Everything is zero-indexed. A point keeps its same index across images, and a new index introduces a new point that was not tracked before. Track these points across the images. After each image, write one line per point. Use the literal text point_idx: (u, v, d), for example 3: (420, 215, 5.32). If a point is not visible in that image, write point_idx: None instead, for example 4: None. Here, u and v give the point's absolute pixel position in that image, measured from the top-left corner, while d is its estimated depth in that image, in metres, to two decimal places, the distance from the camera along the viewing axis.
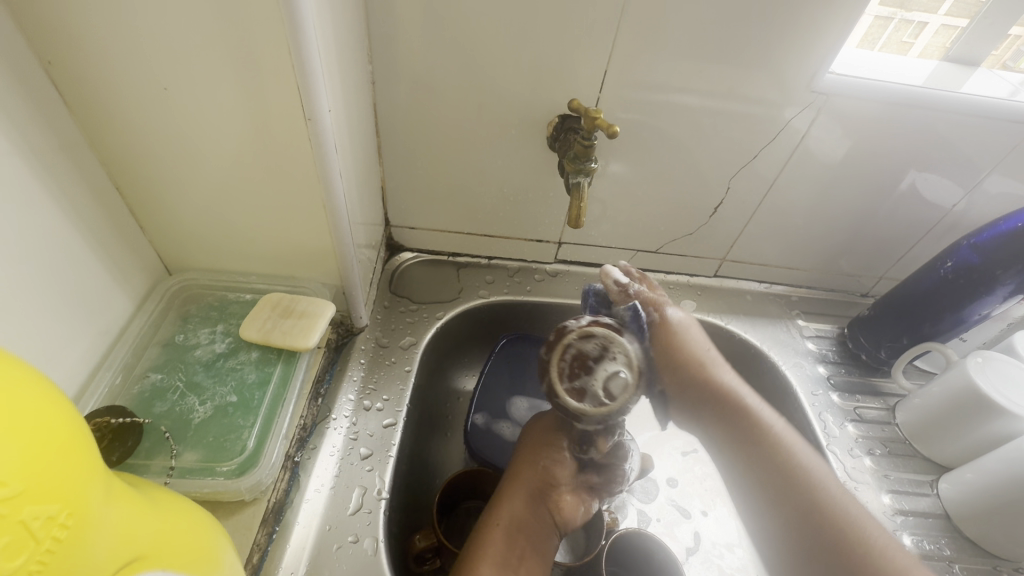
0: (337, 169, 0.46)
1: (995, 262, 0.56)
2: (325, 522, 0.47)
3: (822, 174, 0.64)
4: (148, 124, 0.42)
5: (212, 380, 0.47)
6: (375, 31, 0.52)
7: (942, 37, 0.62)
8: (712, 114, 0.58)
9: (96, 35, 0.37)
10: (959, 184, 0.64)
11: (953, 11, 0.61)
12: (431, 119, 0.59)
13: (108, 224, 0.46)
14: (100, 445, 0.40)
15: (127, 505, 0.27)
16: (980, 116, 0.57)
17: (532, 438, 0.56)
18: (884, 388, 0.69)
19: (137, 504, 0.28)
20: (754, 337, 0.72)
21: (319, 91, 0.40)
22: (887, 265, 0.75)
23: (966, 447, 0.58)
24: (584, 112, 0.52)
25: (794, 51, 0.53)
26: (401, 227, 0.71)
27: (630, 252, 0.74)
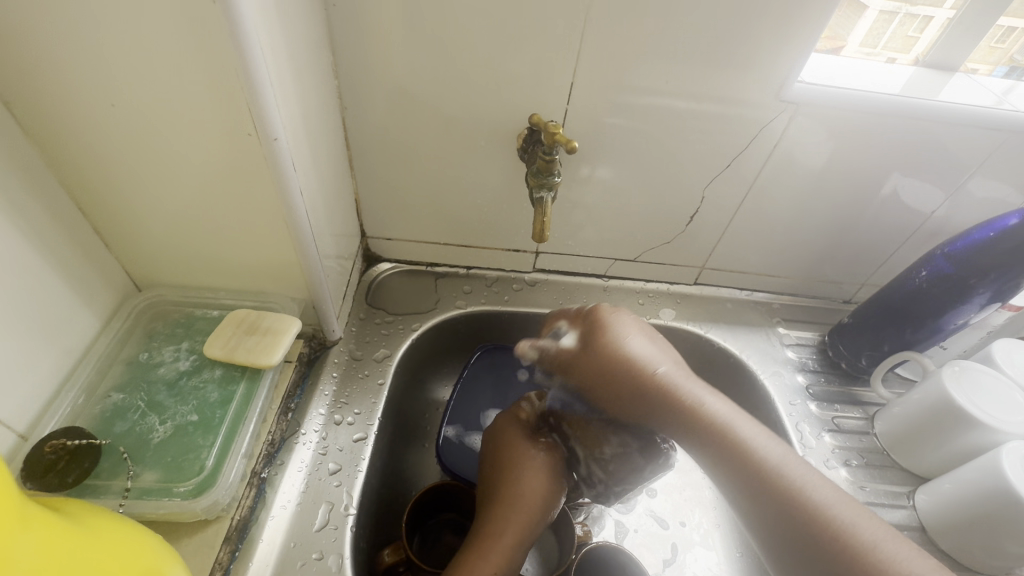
0: (297, 184, 0.46)
1: (970, 270, 0.56)
2: (289, 539, 0.47)
3: (798, 181, 0.63)
4: (106, 145, 0.43)
5: (174, 399, 0.48)
6: (341, 45, 0.53)
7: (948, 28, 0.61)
8: (682, 123, 0.58)
9: (47, 58, 0.37)
10: (939, 189, 0.63)
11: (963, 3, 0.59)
12: (401, 131, 0.59)
13: (73, 244, 0.46)
14: (55, 467, 0.40)
15: (40, 532, 0.29)
16: (957, 122, 0.56)
17: (516, 445, 0.55)
18: (863, 396, 0.68)
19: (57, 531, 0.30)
20: (733, 345, 0.71)
21: (270, 107, 0.40)
22: (869, 271, 0.74)
23: (944, 458, 0.57)
24: (545, 126, 0.53)
25: (762, 57, 0.53)
26: (377, 238, 0.71)
27: (608, 261, 0.74)
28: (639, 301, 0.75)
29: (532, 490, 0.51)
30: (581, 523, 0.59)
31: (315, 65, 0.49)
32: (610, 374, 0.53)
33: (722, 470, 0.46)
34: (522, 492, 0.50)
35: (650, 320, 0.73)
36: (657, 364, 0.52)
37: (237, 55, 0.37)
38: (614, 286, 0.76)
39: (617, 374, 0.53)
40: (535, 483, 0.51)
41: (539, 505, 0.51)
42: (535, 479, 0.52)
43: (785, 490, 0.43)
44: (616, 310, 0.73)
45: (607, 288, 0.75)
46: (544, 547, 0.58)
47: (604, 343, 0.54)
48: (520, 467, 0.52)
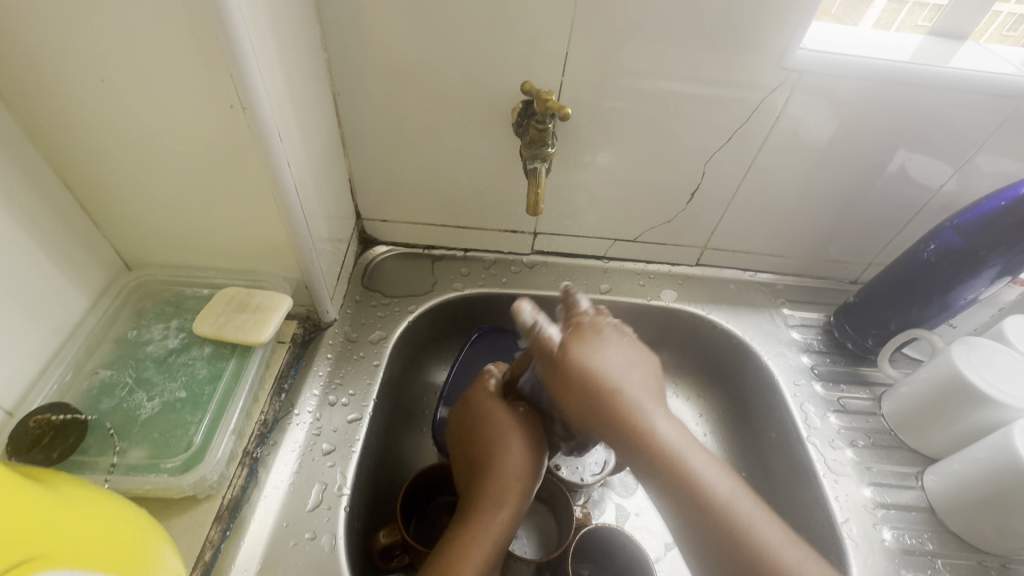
0: (284, 159, 0.45)
1: (980, 243, 0.54)
2: (282, 519, 0.46)
3: (802, 157, 0.61)
4: (88, 118, 0.42)
5: (162, 376, 0.48)
6: (328, 17, 0.51)
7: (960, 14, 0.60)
8: (681, 96, 0.56)
9: (21, 26, 0.36)
10: (948, 163, 0.61)
11: None
12: (392, 108, 0.58)
13: (58, 221, 0.45)
14: (40, 442, 0.39)
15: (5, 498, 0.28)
16: (968, 92, 0.54)
17: (491, 417, 0.53)
18: (870, 377, 0.66)
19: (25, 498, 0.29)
20: (736, 326, 0.70)
21: (254, 79, 0.39)
22: (876, 250, 0.72)
23: (954, 437, 0.56)
24: (538, 93, 0.51)
25: (763, 25, 0.51)
26: (372, 220, 0.70)
27: (607, 242, 0.72)
28: (640, 282, 0.73)
29: (513, 463, 0.49)
30: (580, 505, 0.58)
31: (301, 36, 0.48)
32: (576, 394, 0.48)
33: (670, 506, 0.43)
34: (502, 466, 0.49)
35: (651, 302, 0.71)
36: (628, 386, 0.47)
37: (213, 20, 0.35)
38: (614, 268, 0.74)
39: (585, 396, 0.47)
40: (517, 456, 0.50)
41: (523, 475, 0.49)
42: (513, 453, 0.50)
43: (733, 538, 0.40)
44: (616, 291, 0.72)
45: (606, 270, 0.74)
46: (544, 529, 0.58)
47: (576, 357, 0.48)
48: (498, 442, 0.51)
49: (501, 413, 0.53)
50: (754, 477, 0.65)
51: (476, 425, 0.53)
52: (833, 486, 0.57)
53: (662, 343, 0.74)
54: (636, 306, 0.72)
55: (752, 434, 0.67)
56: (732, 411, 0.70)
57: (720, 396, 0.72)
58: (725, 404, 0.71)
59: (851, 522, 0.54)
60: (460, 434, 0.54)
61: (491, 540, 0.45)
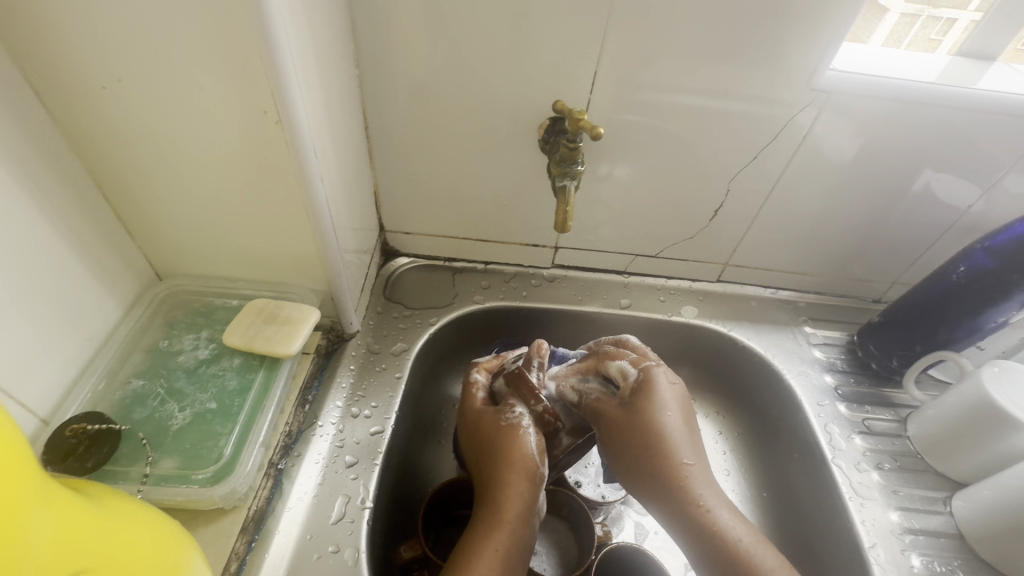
0: (318, 172, 0.46)
1: (1012, 266, 0.53)
2: (306, 531, 0.46)
3: (827, 176, 0.61)
4: (132, 132, 0.43)
5: (193, 387, 0.48)
6: (362, 35, 0.52)
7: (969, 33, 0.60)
8: (708, 114, 0.57)
9: (73, 44, 0.37)
10: (976, 184, 0.60)
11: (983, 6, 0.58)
12: (419, 123, 0.59)
13: (96, 232, 0.46)
14: (74, 452, 0.40)
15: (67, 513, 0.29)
16: (996, 113, 0.54)
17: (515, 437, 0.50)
18: (895, 398, 0.66)
19: (79, 514, 0.30)
20: (758, 344, 0.69)
21: (294, 96, 0.40)
22: (900, 269, 0.71)
23: (984, 463, 0.55)
24: (569, 113, 0.52)
25: (792, 47, 0.51)
26: (395, 232, 0.71)
27: (628, 257, 0.72)
28: (660, 298, 0.73)
29: (520, 504, 0.46)
30: (601, 523, 0.58)
31: (337, 54, 0.49)
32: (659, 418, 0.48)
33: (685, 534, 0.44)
34: (510, 504, 0.46)
35: (672, 318, 0.71)
36: (674, 411, 0.49)
37: (259, 42, 0.36)
38: (635, 282, 0.74)
39: (643, 446, 0.47)
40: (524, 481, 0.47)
41: (526, 518, 0.46)
42: (525, 498, 0.47)
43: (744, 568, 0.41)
44: (637, 306, 0.72)
45: (627, 285, 0.74)
46: (565, 546, 0.57)
47: (649, 379, 0.50)
48: (508, 478, 0.47)
49: (524, 441, 0.49)
50: (776, 497, 0.64)
51: (494, 453, 0.50)
52: (859, 510, 0.56)
53: (681, 360, 0.74)
54: (657, 322, 0.71)
55: (775, 454, 0.66)
56: (753, 430, 0.69)
57: (742, 415, 0.71)
58: (746, 423, 0.70)
59: (878, 548, 0.53)
60: (481, 454, 0.51)
61: (495, 566, 0.43)
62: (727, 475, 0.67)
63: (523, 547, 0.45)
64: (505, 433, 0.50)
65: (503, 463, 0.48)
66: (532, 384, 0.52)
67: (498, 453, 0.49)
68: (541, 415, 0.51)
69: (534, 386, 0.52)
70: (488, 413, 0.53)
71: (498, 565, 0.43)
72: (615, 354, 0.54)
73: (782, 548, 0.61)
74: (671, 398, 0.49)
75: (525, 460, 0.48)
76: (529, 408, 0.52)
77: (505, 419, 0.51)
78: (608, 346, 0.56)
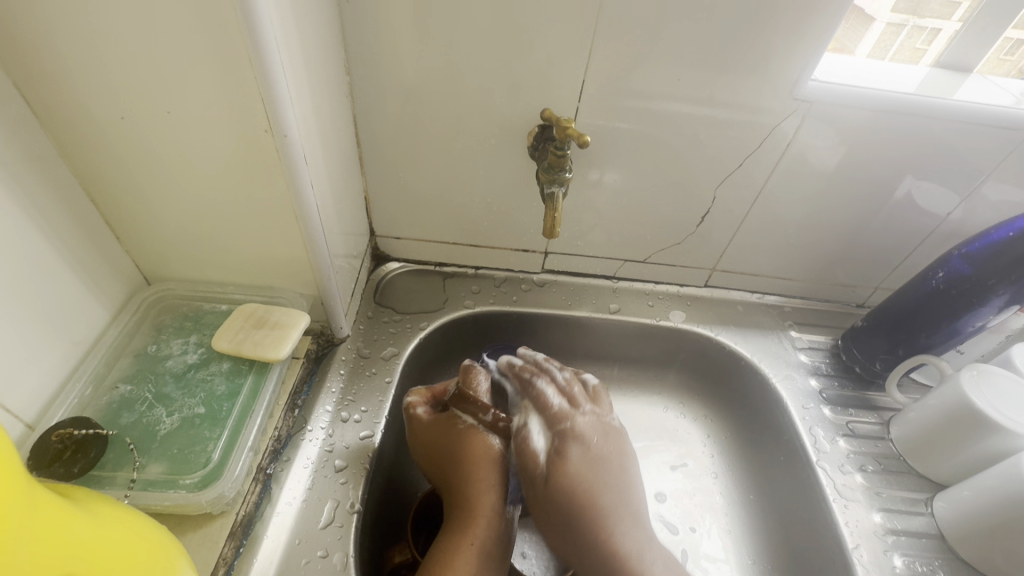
0: (308, 178, 0.46)
1: (988, 271, 0.55)
2: (294, 536, 0.46)
3: (810, 183, 0.63)
4: (121, 137, 0.43)
5: (182, 391, 0.48)
6: (352, 42, 0.53)
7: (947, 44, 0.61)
8: (695, 122, 0.58)
9: (63, 49, 0.37)
10: (955, 191, 0.62)
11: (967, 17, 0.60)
12: (410, 129, 0.59)
13: (84, 236, 0.46)
14: (61, 457, 0.41)
15: (61, 522, 0.29)
16: (971, 123, 0.56)
17: (470, 445, 0.54)
18: (878, 402, 0.67)
19: (73, 521, 0.30)
20: (744, 348, 0.70)
21: (285, 103, 0.40)
22: (883, 275, 0.73)
23: (964, 464, 0.56)
24: (557, 120, 0.52)
25: (774, 56, 0.52)
26: (386, 237, 0.71)
27: (617, 262, 0.73)
28: (649, 303, 0.74)
29: (489, 496, 0.51)
30: None
31: (327, 60, 0.49)
32: (558, 528, 0.51)
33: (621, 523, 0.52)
34: (481, 499, 0.51)
35: (660, 323, 0.72)
36: (597, 450, 0.54)
37: (250, 48, 0.37)
38: (624, 288, 0.75)
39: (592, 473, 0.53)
40: (488, 491, 0.51)
41: (498, 511, 0.51)
42: (494, 489, 0.51)
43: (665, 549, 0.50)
44: (626, 311, 0.73)
45: (615, 290, 0.75)
46: (554, 550, 0.58)
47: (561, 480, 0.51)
48: (475, 475, 0.52)
49: (483, 437, 0.55)
50: (762, 500, 0.65)
51: (454, 456, 0.54)
52: (843, 512, 0.57)
53: (670, 364, 0.75)
54: (645, 326, 0.72)
55: (762, 457, 0.67)
56: (740, 434, 0.70)
57: (729, 418, 0.72)
58: (733, 426, 0.71)
59: (861, 548, 0.54)
60: (441, 463, 0.54)
61: (473, 561, 0.47)
62: (714, 478, 0.69)
63: (497, 539, 0.49)
64: (460, 436, 0.54)
65: (466, 462, 0.53)
66: (478, 398, 0.56)
67: (458, 455, 0.53)
68: (492, 423, 0.56)
69: (480, 400, 0.56)
70: (437, 424, 0.55)
71: (475, 558, 0.47)
72: (540, 399, 0.57)
73: (768, 550, 0.62)
74: (591, 488, 0.51)
75: (485, 453, 0.53)
76: (480, 419, 0.56)
77: (458, 424, 0.55)
78: (537, 390, 0.57)
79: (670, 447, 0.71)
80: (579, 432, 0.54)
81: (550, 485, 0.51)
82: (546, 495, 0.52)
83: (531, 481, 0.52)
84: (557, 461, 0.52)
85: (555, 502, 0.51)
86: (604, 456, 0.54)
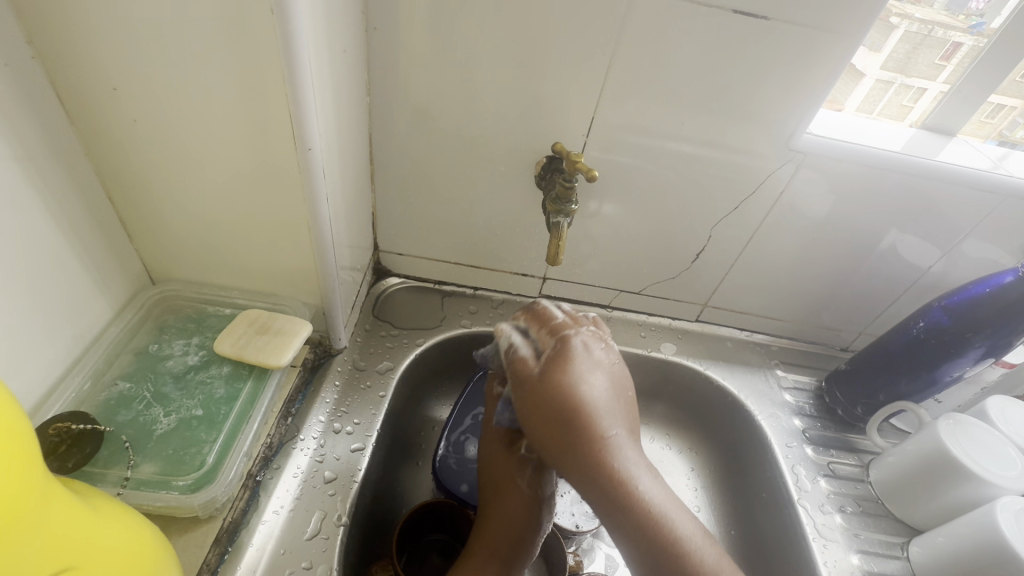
0: (324, 193, 0.47)
1: (966, 324, 0.58)
2: (279, 546, 0.46)
3: (799, 229, 0.65)
4: (146, 138, 0.44)
5: (181, 392, 0.49)
6: (376, 65, 0.55)
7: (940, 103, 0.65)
8: (696, 163, 0.60)
9: (104, 52, 0.39)
10: (936, 246, 0.65)
11: (952, 80, 0.63)
12: (423, 151, 0.61)
13: (96, 232, 0.47)
14: (57, 450, 0.41)
15: (65, 515, 0.28)
16: (954, 183, 0.59)
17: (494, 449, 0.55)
18: (858, 444, 0.68)
19: (76, 515, 0.30)
20: (731, 384, 0.72)
21: (311, 120, 0.42)
22: (866, 321, 0.75)
23: (940, 509, 0.57)
24: (567, 155, 0.55)
25: (774, 107, 0.56)
26: (389, 253, 0.72)
27: (612, 292, 0.75)
28: (641, 334, 0.76)
29: (510, 502, 0.51)
30: (573, 553, 0.59)
31: (351, 81, 0.51)
32: (545, 412, 0.46)
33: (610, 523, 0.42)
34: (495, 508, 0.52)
35: (651, 353, 0.74)
36: (596, 391, 0.46)
37: (284, 67, 0.38)
38: (617, 317, 0.77)
39: (562, 404, 0.45)
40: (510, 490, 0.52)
41: (525, 515, 0.51)
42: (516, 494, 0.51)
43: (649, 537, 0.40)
44: (618, 340, 0.74)
45: (609, 319, 0.76)
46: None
47: (554, 377, 0.47)
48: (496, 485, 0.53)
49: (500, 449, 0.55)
50: (744, 537, 0.66)
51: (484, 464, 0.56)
52: (822, 551, 0.58)
53: (659, 395, 0.76)
54: (636, 356, 0.74)
55: (745, 492, 0.67)
56: (725, 469, 0.71)
57: (715, 453, 0.73)
58: (718, 460, 0.72)
59: None
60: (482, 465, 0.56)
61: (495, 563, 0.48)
62: (697, 511, 0.69)
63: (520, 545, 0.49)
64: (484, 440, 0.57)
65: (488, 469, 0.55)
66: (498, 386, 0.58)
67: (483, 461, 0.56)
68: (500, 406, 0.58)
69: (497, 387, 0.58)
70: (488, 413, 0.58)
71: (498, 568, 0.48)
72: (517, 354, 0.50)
73: None
74: (596, 414, 0.44)
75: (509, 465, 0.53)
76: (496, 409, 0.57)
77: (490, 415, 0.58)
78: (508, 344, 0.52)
79: None
80: (566, 358, 0.48)
81: (540, 392, 0.46)
82: (537, 392, 0.47)
83: (522, 380, 0.49)
84: (553, 363, 0.48)
85: (539, 410, 0.46)
86: (604, 383, 0.47)
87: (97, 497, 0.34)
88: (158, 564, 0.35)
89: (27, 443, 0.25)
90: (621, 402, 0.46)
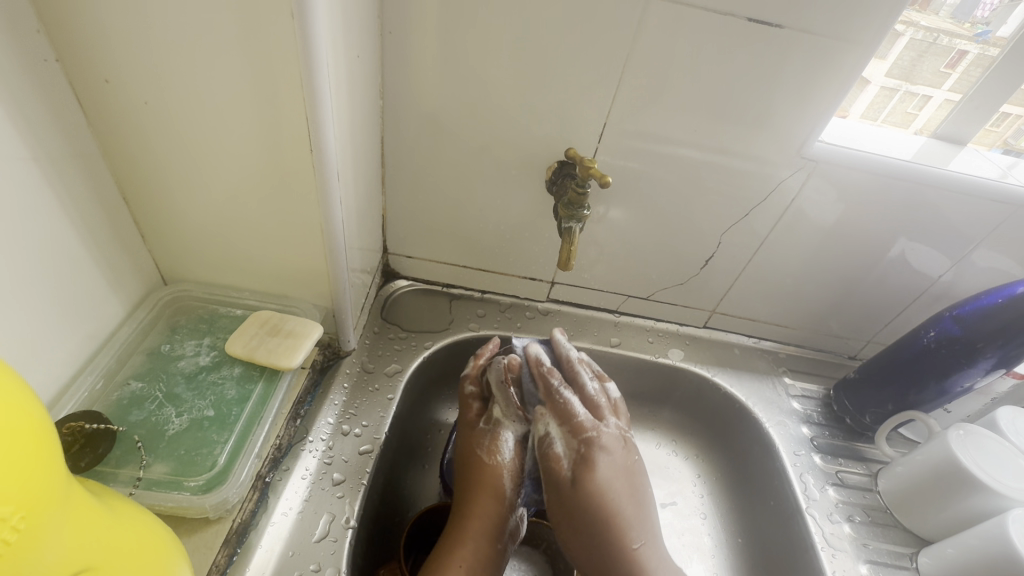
0: (338, 196, 0.48)
1: (977, 333, 0.57)
2: (288, 548, 0.46)
3: (809, 237, 0.65)
4: (162, 140, 0.44)
5: (192, 393, 0.49)
6: (390, 68, 0.56)
7: (944, 111, 0.65)
8: (708, 169, 0.60)
9: (123, 54, 0.39)
10: (946, 255, 0.65)
11: (956, 87, 0.63)
12: (434, 154, 0.62)
13: (111, 232, 0.47)
14: (69, 449, 0.41)
15: (82, 512, 0.28)
16: (966, 193, 0.59)
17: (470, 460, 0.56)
18: (867, 453, 0.68)
19: (92, 512, 0.30)
20: (739, 391, 0.72)
21: (326, 123, 0.42)
22: (874, 330, 0.75)
23: (949, 521, 0.57)
24: (580, 161, 0.55)
25: (786, 114, 0.56)
26: (398, 255, 0.72)
27: (621, 297, 0.75)
28: (649, 340, 0.76)
29: (483, 519, 0.52)
30: None
31: (365, 84, 0.52)
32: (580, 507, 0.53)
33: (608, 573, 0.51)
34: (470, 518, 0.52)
35: (659, 359, 0.74)
36: (616, 487, 0.54)
37: (302, 70, 0.39)
38: (625, 322, 0.77)
39: (593, 503, 0.53)
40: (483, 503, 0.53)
41: (489, 531, 0.52)
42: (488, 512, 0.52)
43: None
44: (626, 346, 0.74)
45: (617, 324, 0.76)
46: None
47: (591, 481, 0.54)
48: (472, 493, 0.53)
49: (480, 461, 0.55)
50: (750, 545, 0.65)
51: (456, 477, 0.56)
52: (831, 561, 0.57)
53: (666, 401, 0.76)
54: (644, 362, 0.74)
55: (752, 500, 0.67)
56: (732, 477, 0.71)
57: (722, 460, 0.73)
58: (725, 467, 0.72)
59: None
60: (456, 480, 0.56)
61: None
62: (703, 519, 0.69)
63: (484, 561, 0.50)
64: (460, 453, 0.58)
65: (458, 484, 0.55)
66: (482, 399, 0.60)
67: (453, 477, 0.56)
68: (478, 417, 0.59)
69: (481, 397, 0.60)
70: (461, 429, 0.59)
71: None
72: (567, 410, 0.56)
73: None
74: (615, 508, 0.53)
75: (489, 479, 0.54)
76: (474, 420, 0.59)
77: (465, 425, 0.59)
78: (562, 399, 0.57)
79: (660, 484, 0.72)
80: (602, 443, 0.56)
81: (577, 491, 0.53)
82: (571, 496, 0.54)
83: (554, 485, 0.55)
84: (588, 469, 0.54)
85: (574, 520, 0.53)
86: (621, 476, 0.55)
87: (109, 495, 0.34)
88: (169, 563, 0.35)
89: (49, 439, 0.25)
90: (632, 489, 0.55)
